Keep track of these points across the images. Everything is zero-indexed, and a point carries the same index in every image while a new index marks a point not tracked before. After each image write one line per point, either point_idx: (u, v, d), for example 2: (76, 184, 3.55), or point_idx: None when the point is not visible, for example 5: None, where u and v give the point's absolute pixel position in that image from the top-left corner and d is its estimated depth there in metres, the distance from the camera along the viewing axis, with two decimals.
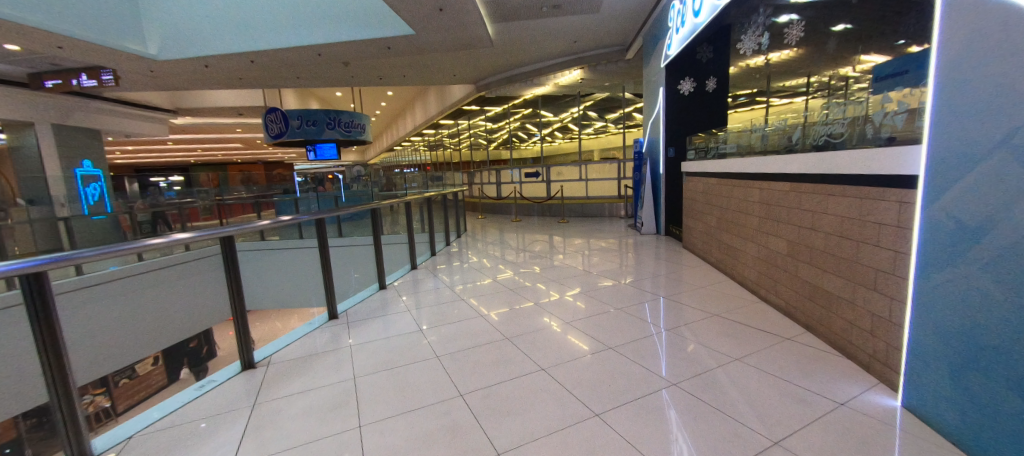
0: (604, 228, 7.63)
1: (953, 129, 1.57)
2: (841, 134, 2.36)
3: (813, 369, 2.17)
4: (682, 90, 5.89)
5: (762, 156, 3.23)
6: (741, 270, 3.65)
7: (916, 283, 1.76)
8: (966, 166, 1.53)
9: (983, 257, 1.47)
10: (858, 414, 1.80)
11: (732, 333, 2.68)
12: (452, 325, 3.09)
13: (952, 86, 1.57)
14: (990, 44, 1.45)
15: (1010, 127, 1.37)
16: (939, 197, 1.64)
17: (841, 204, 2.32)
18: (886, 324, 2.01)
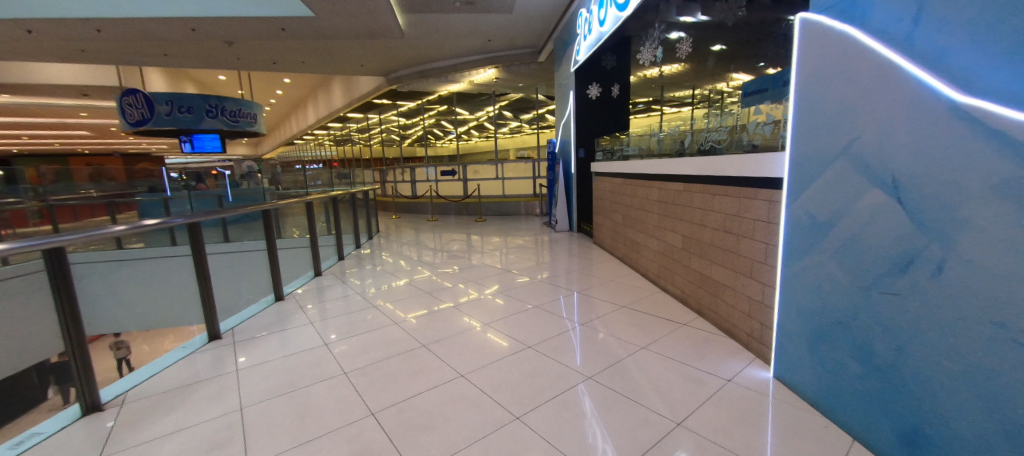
0: (521, 225, 7.74)
1: (802, 139, 1.72)
2: (722, 140, 2.62)
3: (705, 351, 2.35)
4: (590, 95, 6.06)
5: (659, 159, 3.49)
6: (644, 263, 3.91)
7: (783, 274, 1.89)
8: (820, 167, 1.65)
9: (827, 252, 1.63)
10: (742, 388, 1.95)
11: (638, 323, 2.83)
12: (361, 335, 2.81)
13: (802, 101, 1.71)
14: (831, 65, 1.58)
15: (847, 139, 1.50)
16: (798, 196, 1.77)
17: (724, 202, 2.56)
18: (759, 306, 2.24)
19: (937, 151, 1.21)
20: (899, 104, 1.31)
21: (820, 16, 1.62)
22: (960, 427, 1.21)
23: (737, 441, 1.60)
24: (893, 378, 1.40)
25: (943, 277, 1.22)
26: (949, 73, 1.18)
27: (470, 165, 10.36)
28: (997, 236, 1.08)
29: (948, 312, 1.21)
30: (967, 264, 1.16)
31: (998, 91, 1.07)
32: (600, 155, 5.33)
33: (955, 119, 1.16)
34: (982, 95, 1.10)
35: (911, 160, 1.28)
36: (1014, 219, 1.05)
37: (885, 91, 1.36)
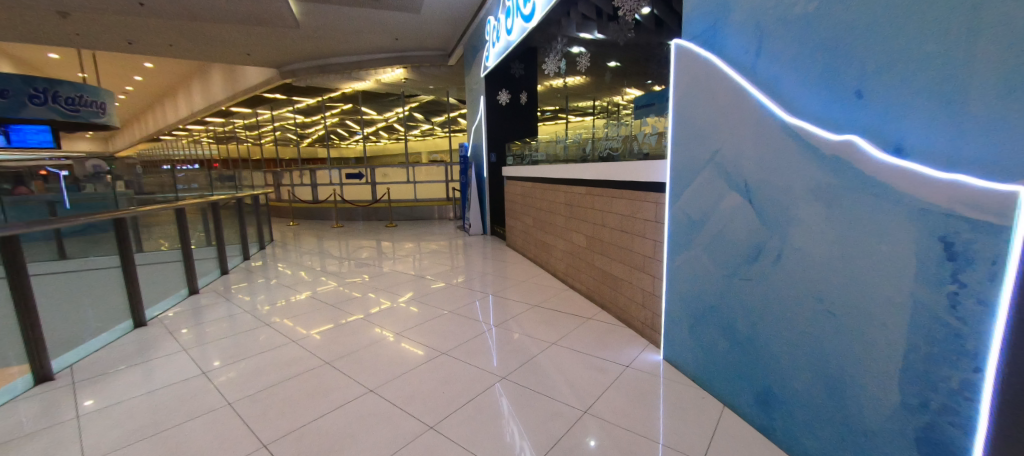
0: (434, 230, 7.57)
1: (680, 149, 1.96)
2: (618, 148, 2.87)
3: (608, 341, 2.55)
4: (500, 102, 6.17)
5: (564, 164, 3.70)
6: (554, 263, 4.09)
7: (667, 266, 2.13)
8: (693, 172, 1.89)
9: (700, 246, 1.88)
10: (639, 372, 2.15)
11: (548, 320, 2.95)
12: (252, 358, 2.50)
13: (679, 115, 1.95)
14: (698, 85, 1.83)
15: (712, 150, 1.75)
16: (678, 197, 2.01)
17: (620, 204, 2.81)
18: (651, 297, 2.50)
19: (774, 161, 1.46)
20: (748, 121, 1.56)
21: (690, 42, 1.86)
22: (793, 386, 1.47)
23: (635, 420, 1.76)
24: (749, 351, 1.65)
25: (781, 265, 1.47)
26: (780, 97, 1.43)
27: (378, 167, 9.87)
28: (812, 230, 1.34)
29: (784, 293, 1.46)
30: (795, 254, 1.41)
31: (811, 114, 1.32)
32: (511, 160, 5.47)
33: (784, 135, 1.41)
34: (801, 117, 1.36)
35: (758, 168, 1.53)
36: (822, 216, 1.30)
37: (737, 110, 1.60)
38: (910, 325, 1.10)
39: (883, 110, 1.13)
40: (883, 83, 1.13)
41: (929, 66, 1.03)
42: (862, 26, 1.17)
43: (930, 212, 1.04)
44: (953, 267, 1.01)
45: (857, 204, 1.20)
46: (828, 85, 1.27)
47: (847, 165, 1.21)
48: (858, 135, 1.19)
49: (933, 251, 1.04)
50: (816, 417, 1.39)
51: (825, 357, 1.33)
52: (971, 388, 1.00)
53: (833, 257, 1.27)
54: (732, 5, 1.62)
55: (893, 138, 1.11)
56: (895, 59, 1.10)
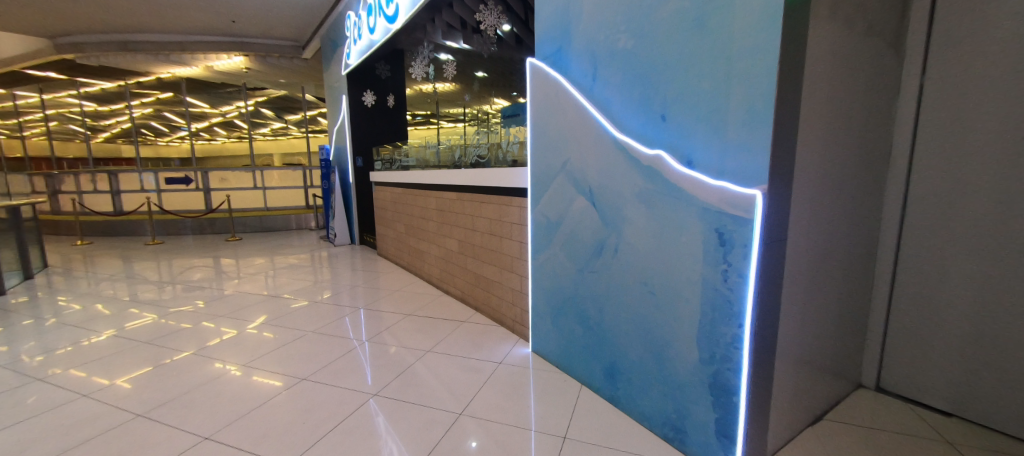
0: (291, 242, 6.74)
1: (537, 157, 2.17)
2: (485, 155, 3.02)
3: (482, 341, 2.64)
4: (365, 103, 5.81)
5: (435, 170, 3.71)
6: (428, 269, 4.04)
7: (531, 265, 2.31)
8: (550, 179, 2.10)
9: (558, 245, 2.09)
10: (510, 366, 2.29)
11: (423, 328, 2.91)
12: (17, 427, 1.87)
13: (536, 127, 2.15)
14: (550, 101, 2.04)
15: (564, 159, 1.98)
16: (538, 202, 2.20)
17: (489, 208, 2.93)
18: (519, 294, 2.68)
19: (610, 169, 1.72)
20: (589, 135, 1.81)
21: (542, 62, 2.07)
22: (631, 358, 1.74)
23: (508, 413, 1.86)
24: (598, 333, 1.90)
25: (618, 257, 1.74)
26: (611, 116, 1.70)
27: (212, 170, 8.22)
28: (638, 227, 1.62)
29: (621, 281, 1.73)
30: (628, 247, 1.68)
31: (633, 132, 1.61)
32: (379, 165, 5.24)
33: (615, 148, 1.68)
34: (627, 133, 1.64)
35: (598, 176, 1.78)
36: (644, 215, 1.59)
37: (581, 125, 1.84)
38: (701, 298, 1.42)
39: (679, 130, 1.44)
40: (678, 109, 1.44)
41: (703, 99, 1.35)
42: (663, 64, 1.47)
43: (709, 209, 1.36)
44: (723, 251, 1.33)
45: (665, 205, 1.50)
46: (643, 108, 1.56)
47: (658, 173, 1.51)
48: (664, 150, 1.49)
49: (712, 239, 1.36)
50: (647, 381, 1.68)
51: (651, 331, 1.62)
52: (737, 340, 1.32)
53: (653, 248, 1.56)
54: (574, 34, 1.86)
55: (685, 152, 1.43)
56: (684, 91, 1.41)
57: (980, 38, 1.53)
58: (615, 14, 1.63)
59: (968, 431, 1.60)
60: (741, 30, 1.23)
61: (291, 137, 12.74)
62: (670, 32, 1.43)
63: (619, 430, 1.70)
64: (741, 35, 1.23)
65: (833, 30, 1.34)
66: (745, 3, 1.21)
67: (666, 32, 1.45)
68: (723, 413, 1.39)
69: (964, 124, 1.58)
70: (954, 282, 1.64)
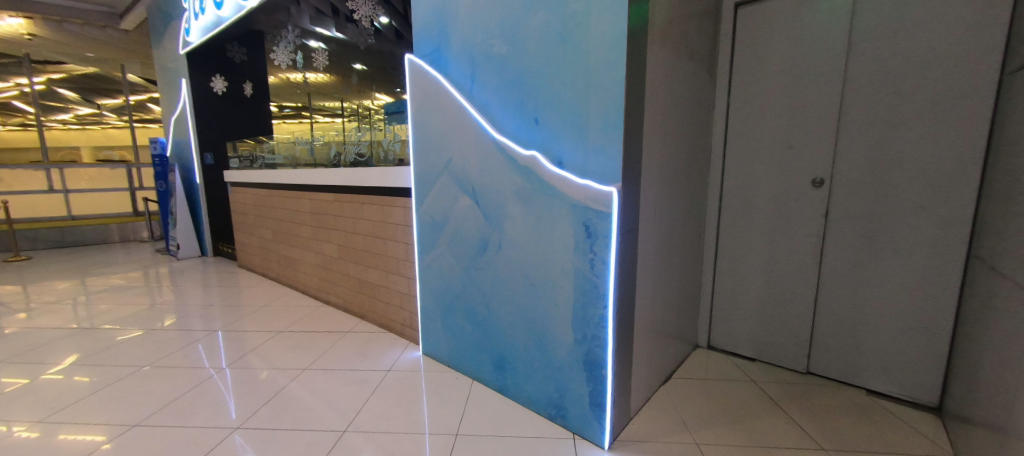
0: (114, 258, 5.43)
1: (420, 156, 2.13)
2: (365, 153, 2.85)
3: (367, 351, 2.49)
4: (216, 92, 5.01)
5: (307, 168, 3.37)
6: (303, 279, 3.65)
7: (418, 266, 2.27)
8: (432, 179, 2.08)
9: (445, 243, 2.08)
10: (399, 373, 2.21)
11: (299, 345, 2.62)
12: None
13: (417, 126, 2.10)
14: (430, 98, 2.02)
15: (446, 158, 1.98)
16: (422, 201, 2.17)
17: (370, 210, 2.76)
18: (407, 297, 2.59)
19: (490, 169, 1.79)
20: (470, 135, 1.84)
21: (420, 60, 2.03)
22: (517, 347, 1.84)
23: (397, 421, 1.80)
24: (486, 327, 1.96)
25: (501, 253, 1.81)
26: (490, 117, 1.76)
27: None
28: (518, 223, 1.72)
29: (505, 275, 1.82)
30: (510, 243, 1.77)
31: (510, 133, 1.70)
32: (236, 163, 4.55)
33: (494, 148, 1.75)
34: (504, 135, 1.72)
35: (480, 175, 1.84)
36: (523, 212, 1.69)
37: (462, 124, 1.87)
38: (574, 285, 1.57)
39: (550, 133, 1.56)
40: (548, 114, 1.56)
41: (569, 106, 1.49)
42: (534, 70, 1.58)
43: (577, 205, 1.51)
44: (590, 241, 1.49)
45: (540, 202, 1.62)
46: (518, 111, 1.65)
47: (533, 173, 1.62)
48: (538, 151, 1.61)
49: (580, 232, 1.52)
50: (531, 368, 1.79)
51: (533, 320, 1.74)
52: (602, 321, 1.50)
53: (532, 243, 1.68)
54: (451, 34, 1.87)
55: (556, 154, 1.56)
56: (552, 97, 1.54)
57: (763, 69, 1.99)
58: (489, 19, 1.70)
59: (766, 371, 2.09)
60: (596, 46, 1.39)
61: (106, 127, 10.21)
62: (539, 42, 1.54)
63: (508, 418, 1.78)
64: (596, 51, 1.39)
65: (666, 54, 1.61)
66: (599, 24, 1.37)
67: (536, 41, 1.55)
68: (595, 386, 1.56)
69: (756, 134, 2.05)
70: (754, 257, 2.12)
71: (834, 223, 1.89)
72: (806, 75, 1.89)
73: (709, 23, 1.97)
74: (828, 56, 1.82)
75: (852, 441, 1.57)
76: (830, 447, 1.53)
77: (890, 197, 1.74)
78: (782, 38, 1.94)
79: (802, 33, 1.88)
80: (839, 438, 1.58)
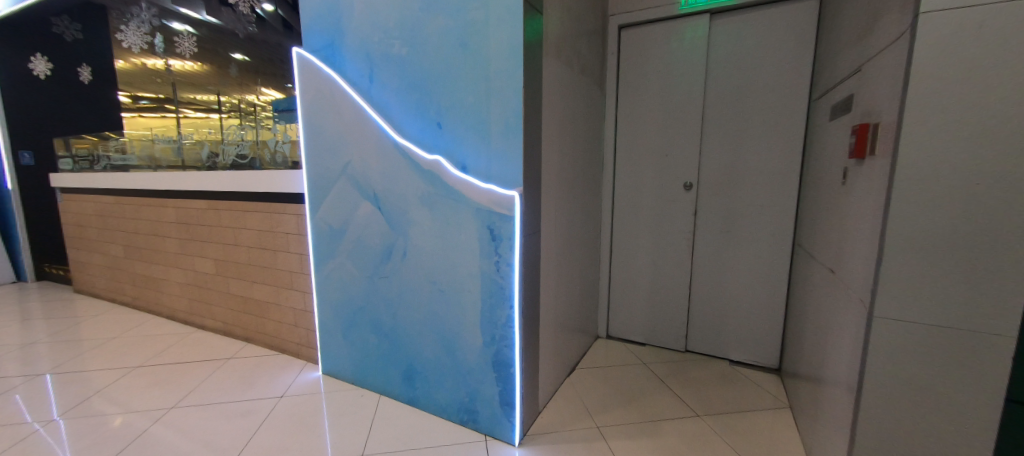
0: None
1: (314, 159, 1.96)
2: (246, 155, 2.54)
3: (255, 377, 2.21)
4: (37, 75, 3.95)
5: (170, 171, 2.88)
6: (168, 302, 3.10)
7: (314, 278, 2.09)
8: (328, 183, 1.93)
9: (345, 253, 1.95)
10: (294, 398, 2.00)
11: (164, 380, 2.22)
12: None
13: (310, 127, 1.93)
14: (324, 97, 1.87)
15: (345, 161, 1.86)
16: (317, 207, 2.00)
17: (254, 218, 2.46)
18: (302, 314, 2.36)
19: (392, 173, 1.73)
20: (370, 138, 1.76)
21: (311, 55, 1.88)
22: (426, 356, 1.80)
23: (293, 451, 1.63)
24: (393, 338, 1.88)
25: (407, 259, 1.76)
26: (391, 119, 1.71)
27: None
28: (424, 228, 1.69)
29: (412, 282, 1.77)
30: (415, 249, 1.73)
31: (412, 136, 1.66)
32: (69, 164, 3.70)
33: (396, 152, 1.69)
34: (406, 138, 1.68)
35: (381, 179, 1.76)
36: (429, 217, 1.66)
37: (360, 126, 1.78)
38: (481, 287, 1.59)
39: (453, 137, 1.57)
40: (450, 119, 1.56)
41: (471, 111, 1.52)
42: (435, 74, 1.57)
43: (481, 209, 1.53)
44: (495, 244, 1.53)
45: (445, 206, 1.61)
46: (421, 114, 1.63)
47: (437, 177, 1.61)
48: (442, 156, 1.60)
49: (485, 235, 1.54)
50: (441, 375, 1.77)
51: (441, 326, 1.72)
52: (509, 321, 1.55)
53: (438, 248, 1.66)
54: (345, 30, 1.76)
55: (460, 158, 1.57)
56: (454, 102, 1.54)
57: (642, 86, 2.25)
58: (387, 19, 1.64)
59: (654, 353, 2.34)
60: (496, 55, 1.43)
61: None
62: (440, 46, 1.54)
63: (418, 429, 1.73)
64: (495, 59, 1.43)
65: (560, 66, 1.73)
66: (497, 33, 1.42)
67: (436, 45, 1.55)
68: (505, 385, 1.60)
69: (640, 142, 2.29)
70: (642, 252, 2.37)
71: (701, 220, 2.21)
72: (675, 93, 2.18)
73: (597, 40, 2.16)
74: (692, 76, 2.13)
75: (720, 405, 1.84)
76: (705, 413, 1.77)
77: (741, 197, 2.10)
78: (656, 59, 2.20)
79: (672, 55, 2.16)
80: (711, 404, 1.85)
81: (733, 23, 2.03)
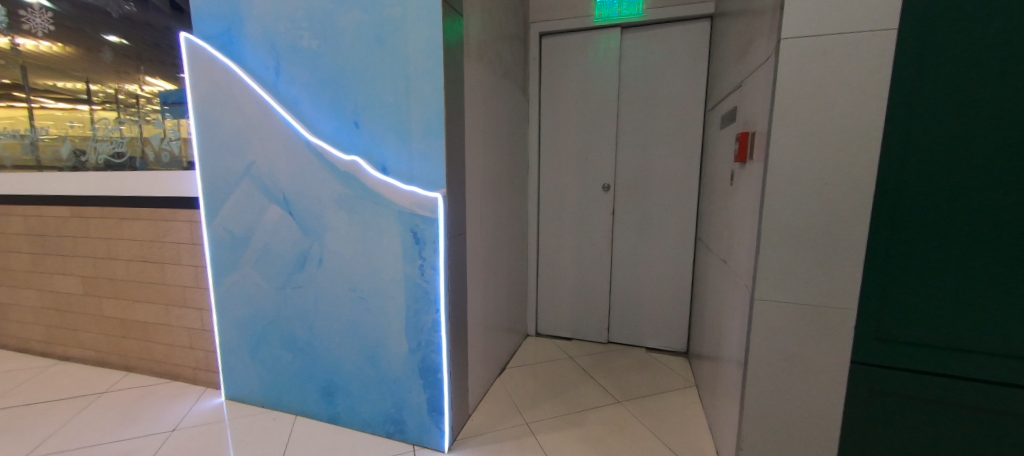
0: None
1: (209, 159, 1.74)
2: (123, 154, 2.16)
3: (138, 412, 1.91)
4: None
5: (16, 173, 2.35)
6: (16, 332, 2.55)
7: (212, 293, 1.85)
8: (228, 186, 1.74)
9: (250, 262, 1.76)
10: (189, 430, 1.77)
11: (10, 427, 1.82)
12: None
13: (204, 122, 1.72)
14: (221, 90, 1.68)
15: (247, 161, 1.68)
16: (214, 213, 1.78)
17: (135, 227, 2.12)
18: (199, 334, 2.09)
19: (304, 175, 1.60)
20: (277, 136, 1.62)
21: (203, 42, 1.67)
22: (347, 368, 1.70)
23: None
24: (309, 352, 1.75)
25: (323, 267, 1.65)
26: (301, 117, 1.58)
27: None
28: (341, 233, 1.59)
29: (329, 292, 1.66)
30: (332, 255, 1.62)
31: (327, 135, 1.56)
32: None
33: (308, 152, 1.58)
34: (320, 137, 1.57)
35: (292, 181, 1.63)
36: (347, 222, 1.57)
37: (265, 123, 1.62)
38: (405, 292, 1.54)
39: (371, 137, 1.50)
40: (368, 118, 1.49)
41: (390, 111, 1.46)
42: (350, 71, 1.49)
43: (403, 212, 1.49)
44: (418, 247, 1.49)
45: (365, 210, 1.54)
46: (335, 112, 1.53)
47: (355, 179, 1.53)
48: (359, 157, 1.52)
49: (408, 239, 1.50)
50: (364, 387, 1.68)
51: (363, 335, 1.64)
52: (435, 326, 1.52)
53: (358, 253, 1.58)
54: (244, 17, 1.60)
55: (379, 159, 1.50)
56: (372, 100, 1.48)
57: (562, 92, 2.35)
58: (294, 8, 1.52)
59: (578, 346, 2.45)
60: (415, 53, 1.40)
61: None
62: (354, 42, 1.47)
63: (339, 447, 1.63)
64: (415, 58, 1.40)
65: (483, 69, 1.74)
66: (416, 32, 1.39)
67: (351, 40, 1.47)
68: (433, 391, 1.57)
69: (562, 146, 2.39)
70: (566, 251, 2.47)
71: (618, 219, 2.36)
72: (592, 100, 2.31)
73: (519, 46, 2.21)
74: (607, 85, 2.27)
75: (638, 390, 1.98)
76: (624, 399, 1.89)
77: (652, 197, 2.28)
78: (574, 67, 2.32)
79: (589, 64, 2.28)
80: (629, 389, 1.98)
81: (641, 38, 2.21)
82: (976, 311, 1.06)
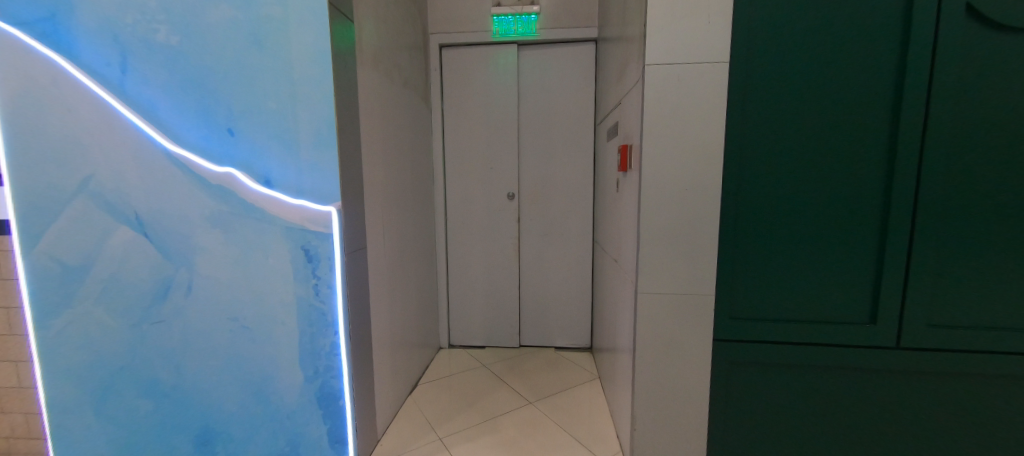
0: None
1: (24, 173, 1.39)
2: None
3: None
4: None
5: None
6: None
7: (32, 340, 1.47)
8: (56, 205, 1.41)
9: (91, 296, 1.45)
10: None
11: None
12: None
13: (16, 127, 1.38)
14: (41, 88, 1.36)
15: (83, 174, 1.39)
16: (34, 240, 1.43)
17: None
18: (15, 393, 1.65)
19: (164, 189, 1.38)
20: (127, 145, 1.37)
21: (12, 28, 1.35)
22: (229, 409, 1.48)
23: None
24: (178, 396, 1.49)
25: (192, 297, 1.43)
26: (158, 123, 1.36)
27: None
28: (215, 254, 1.40)
29: (202, 323, 1.44)
30: (204, 281, 1.42)
31: (192, 145, 1.36)
32: None
33: (170, 164, 1.37)
34: (183, 146, 1.36)
35: (148, 197, 1.39)
36: (223, 241, 1.39)
37: (110, 130, 1.36)
38: (298, 316, 1.41)
39: (249, 147, 1.35)
40: (244, 126, 1.34)
41: (272, 119, 1.34)
42: (220, 73, 1.33)
43: (292, 228, 1.37)
44: (311, 266, 1.38)
45: (245, 227, 1.38)
46: (202, 119, 1.35)
47: (231, 193, 1.36)
48: (236, 168, 1.36)
49: (299, 258, 1.38)
50: (252, 427, 1.48)
51: (248, 369, 1.45)
52: (334, 349, 1.41)
53: (238, 276, 1.40)
54: (75, 2, 1.33)
55: (260, 171, 1.36)
56: (249, 106, 1.33)
57: (463, 103, 2.38)
58: None
59: (490, 353, 2.47)
60: (299, 58, 1.31)
61: None
62: (225, 42, 1.31)
63: None
64: (299, 64, 1.31)
65: (379, 77, 1.68)
66: (299, 36, 1.30)
67: (221, 39, 1.31)
68: (334, 420, 1.45)
69: (466, 156, 2.41)
70: (476, 260, 2.48)
71: (523, 226, 2.45)
72: (493, 112, 2.37)
73: (419, 55, 2.18)
74: (507, 97, 2.36)
75: (548, 389, 2.06)
76: (535, 399, 1.96)
77: (553, 204, 2.42)
78: (474, 79, 2.36)
79: (488, 76, 2.35)
80: (541, 389, 2.05)
81: (537, 54, 2.34)
82: (799, 289, 1.31)
